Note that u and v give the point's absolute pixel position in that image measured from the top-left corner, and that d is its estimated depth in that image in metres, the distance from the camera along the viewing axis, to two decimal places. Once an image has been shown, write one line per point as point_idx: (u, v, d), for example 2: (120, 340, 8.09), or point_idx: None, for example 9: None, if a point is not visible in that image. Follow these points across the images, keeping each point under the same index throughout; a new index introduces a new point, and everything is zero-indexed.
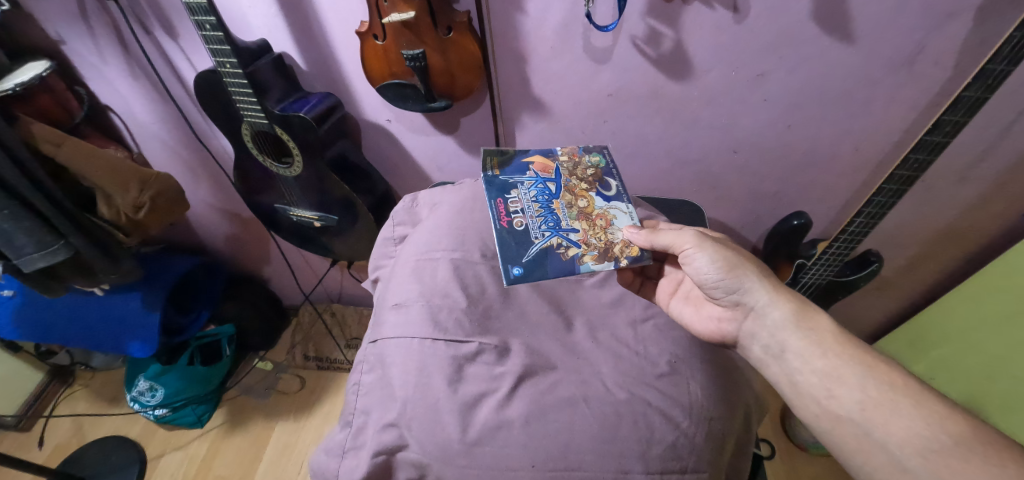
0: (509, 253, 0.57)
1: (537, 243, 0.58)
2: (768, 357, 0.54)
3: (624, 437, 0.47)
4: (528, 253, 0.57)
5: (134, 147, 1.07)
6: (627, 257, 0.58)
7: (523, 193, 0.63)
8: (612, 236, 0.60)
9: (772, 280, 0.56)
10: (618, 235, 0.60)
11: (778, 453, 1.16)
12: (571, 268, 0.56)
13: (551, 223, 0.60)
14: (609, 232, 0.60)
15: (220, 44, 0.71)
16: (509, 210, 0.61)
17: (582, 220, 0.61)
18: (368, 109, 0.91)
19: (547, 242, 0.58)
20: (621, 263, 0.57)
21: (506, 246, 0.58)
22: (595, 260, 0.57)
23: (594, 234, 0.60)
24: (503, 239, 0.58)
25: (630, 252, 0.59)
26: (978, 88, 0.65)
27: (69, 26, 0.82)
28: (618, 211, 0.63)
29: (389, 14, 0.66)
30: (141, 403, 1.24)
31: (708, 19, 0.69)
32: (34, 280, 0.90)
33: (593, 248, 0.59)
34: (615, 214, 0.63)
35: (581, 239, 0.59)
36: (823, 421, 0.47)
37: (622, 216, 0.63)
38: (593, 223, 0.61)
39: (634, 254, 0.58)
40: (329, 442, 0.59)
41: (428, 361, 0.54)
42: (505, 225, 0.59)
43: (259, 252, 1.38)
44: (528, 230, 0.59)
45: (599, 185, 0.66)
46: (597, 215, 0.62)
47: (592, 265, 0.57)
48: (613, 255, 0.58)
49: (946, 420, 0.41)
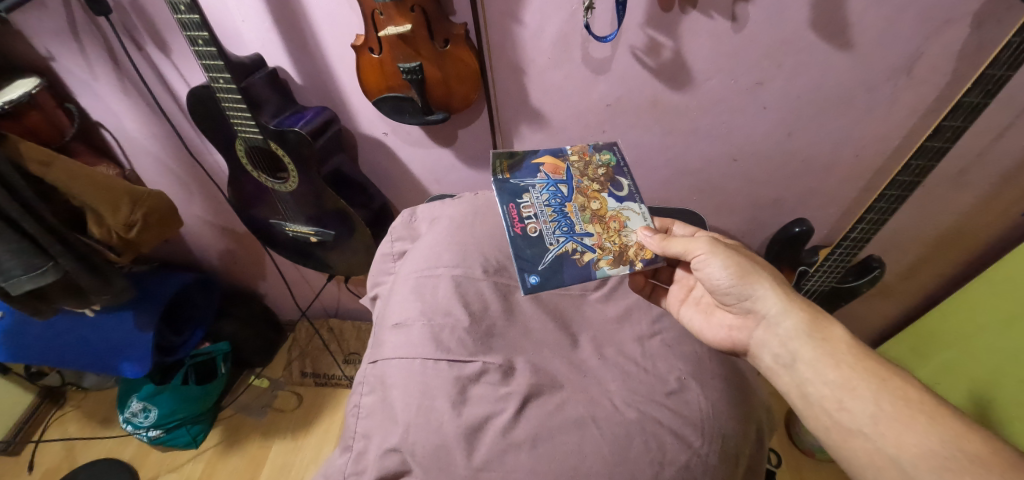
0: (523, 260, 0.56)
1: (552, 249, 0.57)
2: (779, 367, 0.52)
3: (636, 459, 0.46)
4: (544, 260, 0.56)
5: (126, 163, 1.05)
6: (642, 260, 0.58)
7: (535, 197, 0.60)
8: (626, 239, 0.59)
9: (785, 288, 0.54)
10: (632, 237, 0.59)
11: (784, 462, 1.14)
12: (588, 274, 0.56)
13: (565, 228, 0.59)
14: (624, 234, 0.60)
15: (213, 59, 0.69)
16: (522, 215, 0.58)
17: (596, 223, 0.60)
18: (365, 122, 0.90)
19: (561, 248, 0.57)
20: (636, 266, 0.58)
21: (520, 253, 0.56)
22: (610, 264, 0.57)
23: (608, 237, 0.59)
24: (517, 246, 0.56)
25: (645, 255, 0.59)
26: (978, 94, 0.64)
27: (58, 42, 0.80)
28: (631, 212, 0.62)
29: (385, 27, 0.65)
30: (134, 425, 1.20)
31: (706, 27, 0.69)
32: (21, 301, 0.88)
33: (608, 251, 0.58)
34: (628, 215, 0.61)
35: (596, 243, 0.58)
36: (834, 434, 0.46)
37: (636, 217, 0.61)
38: (606, 224, 0.60)
39: (648, 257, 0.58)
40: (328, 468, 0.56)
41: (427, 383, 0.52)
42: (519, 231, 0.57)
43: (254, 267, 1.35)
44: (543, 236, 0.57)
45: (611, 186, 0.64)
46: (610, 216, 0.60)
47: (608, 270, 0.57)
48: (629, 259, 0.58)
49: (963, 438, 0.39)
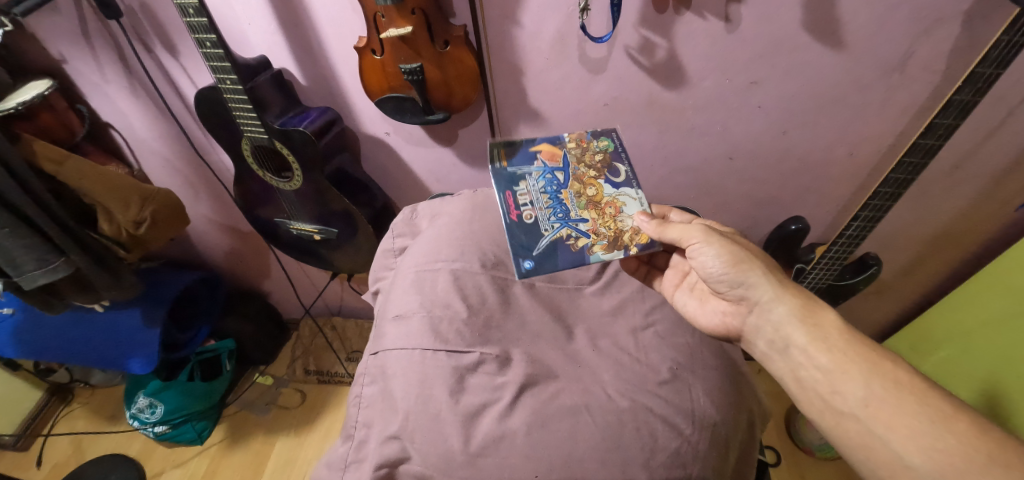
0: (519, 246, 0.58)
1: (547, 235, 0.59)
2: (772, 352, 0.53)
3: (628, 445, 0.47)
4: (539, 246, 0.58)
5: (134, 163, 1.08)
6: (637, 244, 0.59)
7: (532, 184, 0.62)
8: (621, 224, 0.61)
9: (778, 274, 0.55)
10: (627, 223, 0.61)
11: (783, 460, 1.15)
12: (581, 259, 0.57)
13: (560, 214, 0.60)
14: (618, 219, 0.61)
15: (220, 61, 0.72)
16: (518, 203, 0.60)
17: (592, 209, 0.61)
18: (367, 123, 0.92)
19: (556, 234, 0.59)
20: (631, 250, 0.59)
21: (516, 240, 0.58)
22: (605, 249, 0.58)
23: (603, 223, 0.61)
24: (512, 233, 0.58)
25: (640, 240, 0.60)
26: (968, 91, 0.66)
27: (70, 45, 0.83)
28: (628, 198, 0.63)
29: (387, 29, 0.67)
30: (140, 420, 1.24)
31: (699, 27, 0.70)
32: (33, 296, 0.90)
33: (603, 236, 0.59)
34: (624, 200, 0.63)
35: (591, 229, 0.60)
36: (826, 417, 0.47)
37: (632, 202, 0.63)
38: (601, 208, 0.61)
39: (644, 241, 0.59)
40: (329, 456, 0.58)
41: (426, 370, 0.54)
42: (514, 218, 0.59)
43: (259, 266, 1.38)
44: (538, 223, 0.59)
45: (608, 173, 0.65)
46: (607, 201, 0.62)
47: (603, 254, 0.58)
48: (623, 244, 0.59)
49: (950, 420, 0.41)
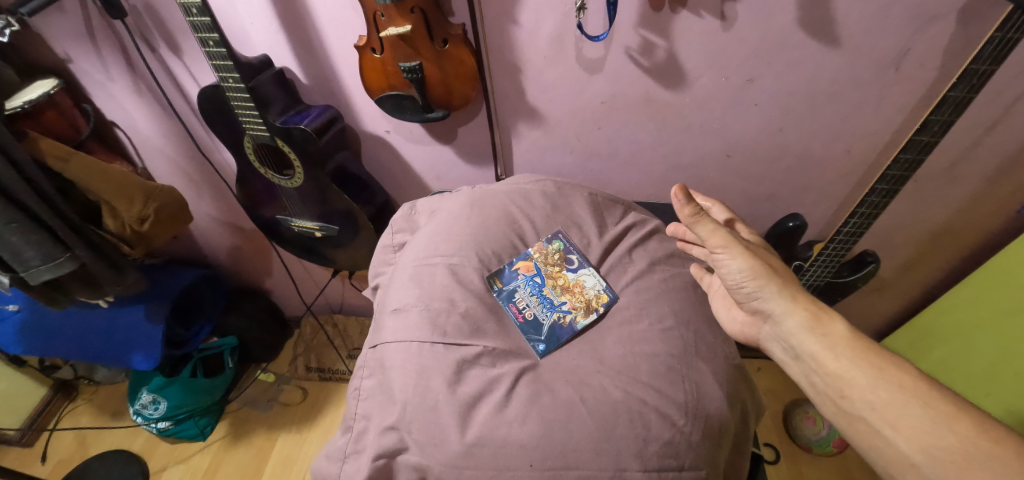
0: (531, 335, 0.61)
1: (546, 322, 0.63)
2: (789, 359, 0.55)
3: (621, 436, 0.48)
4: (544, 330, 0.62)
5: (138, 161, 1.09)
6: (602, 304, 0.64)
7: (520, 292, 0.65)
8: (586, 293, 0.65)
9: (794, 287, 0.55)
10: (590, 290, 0.65)
11: (782, 458, 1.15)
12: (570, 329, 0.62)
13: (548, 304, 0.65)
14: (584, 290, 0.65)
15: (223, 60, 0.73)
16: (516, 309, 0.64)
17: (564, 292, 0.66)
18: (367, 120, 0.93)
19: (554, 319, 0.63)
20: (600, 310, 0.63)
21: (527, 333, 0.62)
22: (583, 316, 0.63)
23: (575, 297, 0.65)
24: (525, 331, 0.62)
25: (603, 299, 0.64)
26: (963, 88, 0.66)
27: (76, 45, 0.84)
28: (588, 273, 0.67)
29: (386, 28, 0.68)
30: (144, 417, 1.24)
31: (696, 26, 0.71)
32: (39, 291, 0.92)
33: (577, 307, 0.64)
34: (585, 275, 0.67)
35: (571, 305, 0.64)
36: (839, 419, 0.49)
37: (591, 275, 0.67)
38: (571, 292, 0.65)
39: (606, 299, 0.64)
40: (329, 448, 0.59)
41: (424, 361, 0.55)
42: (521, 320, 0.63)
43: (261, 263, 1.39)
44: (537, 315, 0.63)
45: (565, 262, 0.68)
46: (573, 284, 0.66)
47: (582, 322, 0.62)
48: (592, 306, 0.64)
49: (953, 419, 0.42)
